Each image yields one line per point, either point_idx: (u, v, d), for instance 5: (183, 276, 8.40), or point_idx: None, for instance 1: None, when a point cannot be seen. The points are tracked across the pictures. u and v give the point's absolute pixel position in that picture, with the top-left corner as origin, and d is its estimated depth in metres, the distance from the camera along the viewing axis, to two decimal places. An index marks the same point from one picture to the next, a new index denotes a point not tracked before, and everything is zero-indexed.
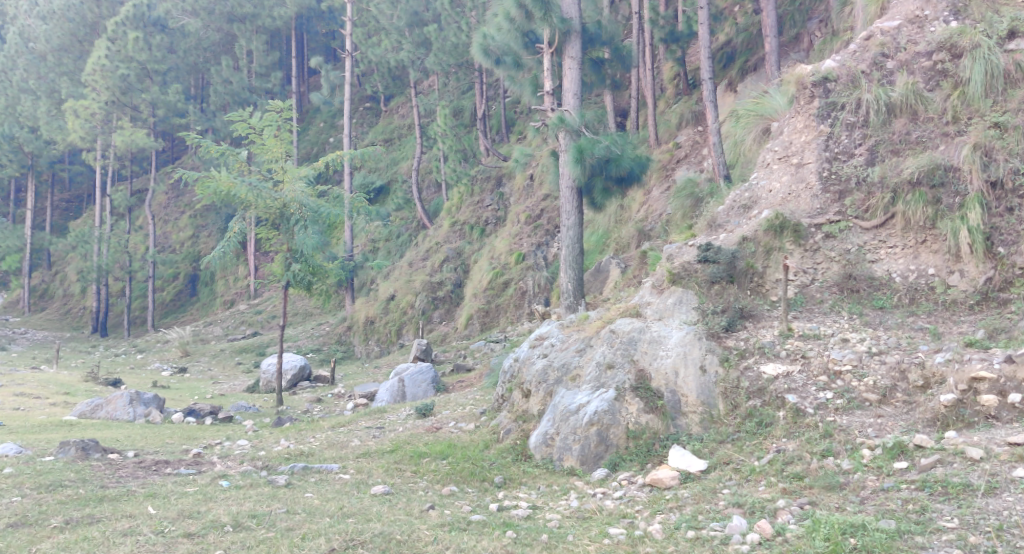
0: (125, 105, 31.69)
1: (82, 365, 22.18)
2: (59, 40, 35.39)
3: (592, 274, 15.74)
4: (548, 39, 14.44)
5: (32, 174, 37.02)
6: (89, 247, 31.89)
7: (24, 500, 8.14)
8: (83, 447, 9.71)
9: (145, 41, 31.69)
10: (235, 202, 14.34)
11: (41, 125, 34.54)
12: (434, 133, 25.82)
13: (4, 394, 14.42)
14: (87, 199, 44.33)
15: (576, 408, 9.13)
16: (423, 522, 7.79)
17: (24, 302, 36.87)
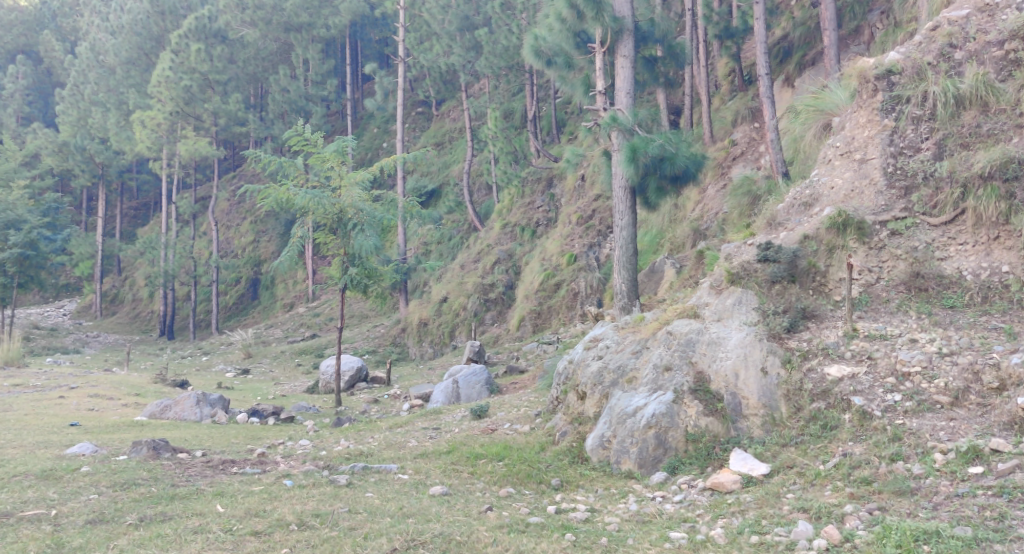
0: (189, 115, 32.55)
1: (151, 368, 22.76)
2: (127, 54, 36.37)
3: (646, 275, 15.61)
4: (600, 38, 14.36)
5: (103, 183, 38.12)
6: (155, 253, 32.75)
7: (100, 498, 8.35)
8: (154, 446, 9.90)
9: (206, 52, 32.44)
10: (295, 209, 14.54)
11: (111, 136, 35.65)
12: (485, 135, 25.93)
13: (79, 395, 14.84)
14: (153, 207, 45.61)
15: (633, 410, 9.02)
16: (481, 523, 7.77)
17: (96, 306, 37.97)
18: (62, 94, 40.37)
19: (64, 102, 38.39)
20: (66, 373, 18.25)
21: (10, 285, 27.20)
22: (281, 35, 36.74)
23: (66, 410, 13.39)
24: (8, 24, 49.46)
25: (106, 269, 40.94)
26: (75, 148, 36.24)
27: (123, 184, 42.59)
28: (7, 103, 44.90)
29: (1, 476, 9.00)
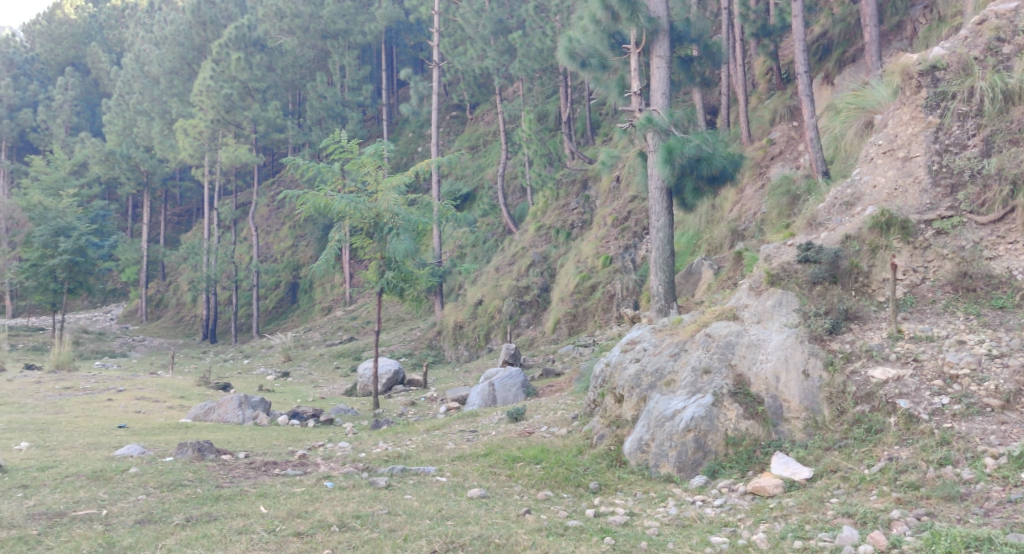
0: (230, 123, 32.85)
1: (194, 371, 23.07)
2: (170, 64, 36.70)
3: (683, 276, 15.47)
4: (635, 39, 14.33)
5: (148, 190, 38.86)
6: (198, 258, 33.26)
7: (148, 498, 8.46)
8: (198, 448, 10.02)
9: (246, 61, 32.82)
10: (333, 214, 14.69)
11: (155, 145, 36.36)
12: (519, 138, 25.93)
13: (126, 398, 15.09)
14: (195, 213, 46.34)
15: (672, 414, 8.96)
16: (520, 526, 7.75)
17: (141, 311, 38.63)
18: (108, 104, 41.22)
19: (110, 112, 39.18)
20: (113, 376, 18.56)
21: (59, 290, 27.82)
22: (318, 42, 37.24)
23: (113, 412, 13.62)
24: (58, 37, 50.50)
25: (150, 274, 41.68)
26: (121, 156, 37.16)
27: (167, 191, 43.35)
28: (56, 113, 45.97)
29: (52, 476, 9.17)
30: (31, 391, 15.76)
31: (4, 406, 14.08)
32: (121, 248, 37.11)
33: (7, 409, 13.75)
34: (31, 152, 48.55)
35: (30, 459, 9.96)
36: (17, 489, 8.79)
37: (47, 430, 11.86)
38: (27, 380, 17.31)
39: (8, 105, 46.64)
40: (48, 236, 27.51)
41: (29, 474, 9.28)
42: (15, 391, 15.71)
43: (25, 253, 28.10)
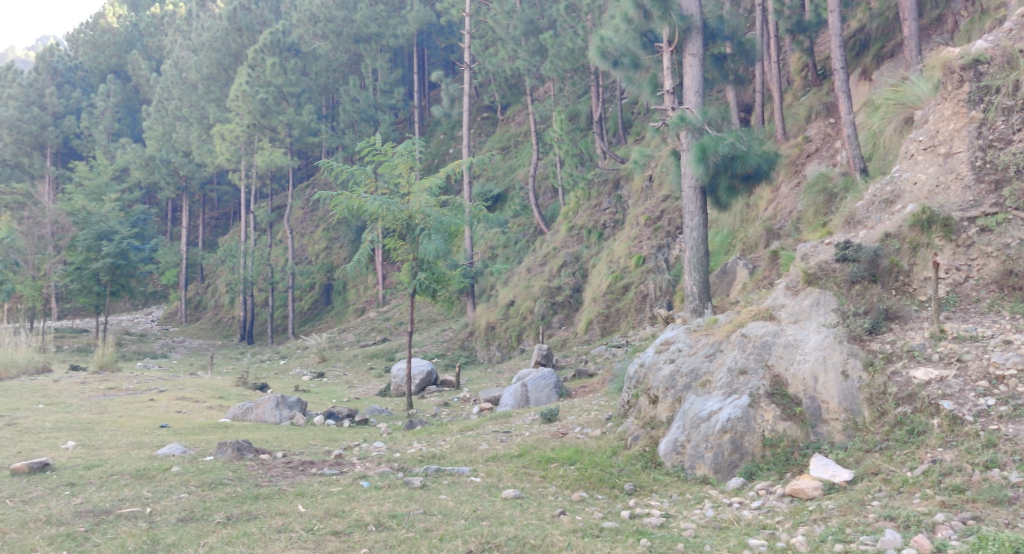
0: (266, 127, 33.24)
1: (233, 372, 23.32)
2: (207, 70, 37.14)
3: (718, 276, 15.32)
4: (667, 37, 14.24)
5: (187, 195, 39.51)
6: (235, 261, 33.69)
7: (190, 497, 8.54)
8: (238, 447, 10.09)
9: (281, 66, 33.16)
10: (366, 215, 14.80)
11: (193, 150, 37.01)
12: (551, 138, 25.90)
13: (167, 398, 15.30)
14: (232, 216, 46.89)
15: (708, 415, 8.90)
16: (555, 527, 7.72)
17: (181, 312, 39.18)
18: (148, 110, 41.82)
19: (150, 118, 39.84)
20: (155, 377, 18.83)
21: (103, 292, 28.47)
22: (351, 46, 37.43)
23: (156, 412, 13.81)
24: (101, 45, 52.29)
25: (189, 277, 42.28)
26: (161, 161, 37.81)
27: (206, 195, 43.98)
28: (98, 120, 46.41)
29: (97, 475, 9.30)
30: (76, 391, 16.05)
31: (50, 406, 14.34)
32: (160, 251, 37.68)
33: (54, 409, 14.01)
34: (74, 158, 49.25)
35: (76, 458, 10.12)
36: (64, 486, 8.93)
37: (91, 429, 12.05)
38: (72, 381, 17.64)
39: (52, 112, 47.27)
40: (91, 239, 28.00)
41: (75, 472, 9.43)
42: (61, 391, 16.01)
43: (70, 257, 28.67)
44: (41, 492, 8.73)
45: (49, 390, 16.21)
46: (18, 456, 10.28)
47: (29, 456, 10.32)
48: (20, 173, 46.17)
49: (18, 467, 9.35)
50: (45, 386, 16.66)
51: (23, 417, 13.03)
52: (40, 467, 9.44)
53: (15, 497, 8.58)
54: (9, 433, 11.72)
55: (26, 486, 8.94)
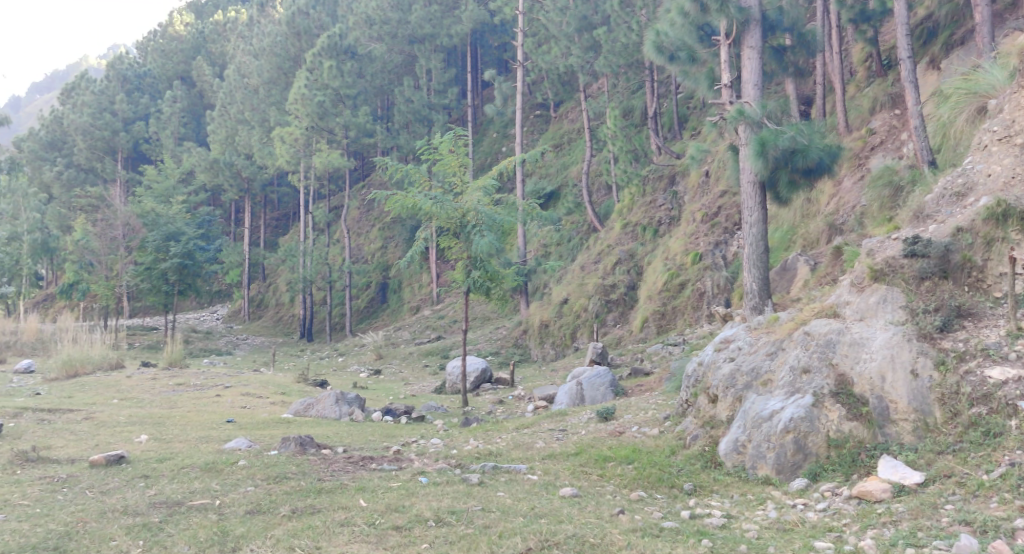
0: (323, 129, 33.71)
1: (294, 369, 23.67)
2: (268, 75, 37.72)
3: (778, 272, 15.03)
4: (725, 30, 14.06)
5: (248, 197, 40.35)
6: (294, 261, 34.22)
7: (256, 490, 8.66)
8: (300, 442, 10.22)
9: (339, 68, 33.58)
10: (420, 215, 14.88)
11: (255, 153, 37.81)
12: (604, 135, 25.75)
13: (232, 394, 15.58)
14: (291, 217, 47.65)
15: (769, 414, 8.75)
16: (614, 526, 7.64)
17: (243, 311, 39.97)
18: (212, 114, 42.73)
19: (214, 122, 40.72)
20: (220, 373, 19.21)
21: (170, 292, 29.21)
22: (406, 47, 37.72)
23: (221, 407, 14.08)
24: (169, 53, 53.92)
25: (251, 276, 43.17)
26: (224, 164, 38.69)
27: (267, 196, 44.78)
28: (166, 125, 47.51)
29: (169, 468, 9.50)
30: (147, 387, 16.47)
31: (123, 401, 14.72)
32: (222, 251, 38.52)
33: (126, 403, 14.38)
34: (143, 162, 50.62)
35: (149, 451, 10.37)
36: (138, 478, 9.15)
37: (162, 424, 12.33)
38: (144, 377, 18.09)
39: (123, 118, 48.68)
40: (160, 240, 28.81)
41: (148, 465, 9.65)
42: (133, 387, 16.44)
43: (139, 257, 29.47)
44: (117, 484, 8.95)
45: (122, 385, 16.66)
46: (95, 449, 10.56)
47: (104, 449, 10.59)
48: (94, 177, 48.81)
49: (95, 460, 9.61)
50: (118, 382, 17.13)
51: (98, 411, 13.40)
52: (116, 460, 9.68)
53: (92, 488, 8.81)
54: (85, 427, 12.06)
55: (102, 477, 9.18)
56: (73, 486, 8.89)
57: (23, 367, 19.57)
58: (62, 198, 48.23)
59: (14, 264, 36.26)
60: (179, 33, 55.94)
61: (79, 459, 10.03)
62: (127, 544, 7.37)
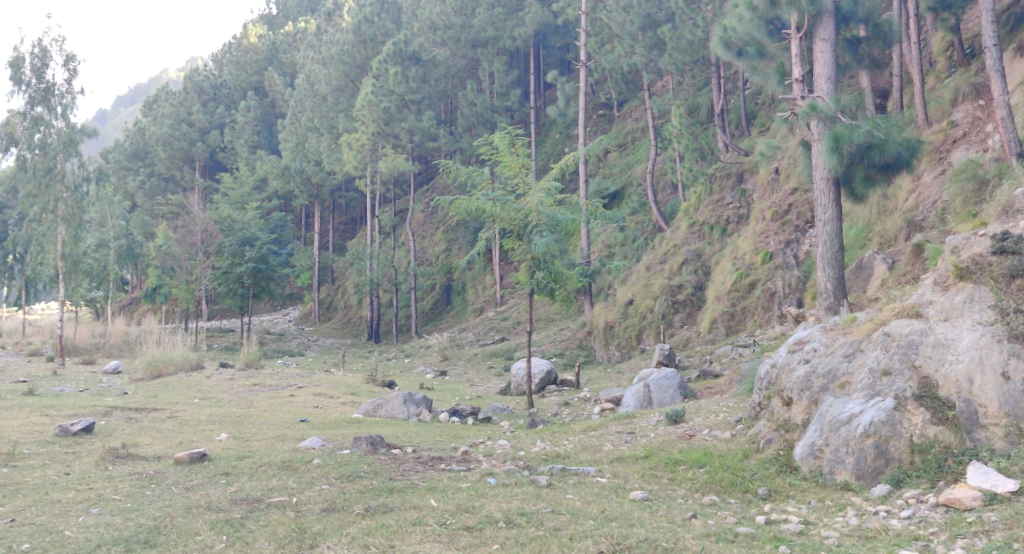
0: (388, 134, 34.16)
1: (363, 369, 23.96)
2: (336, 82, 38.52)
3: (853, 272, 14.63)
4: (796, 24, 13.68)
5: (318, 202, 41.07)
6: (362, 263, 34.69)
7: (331, 488, 8.73)
8: (372, 442, 10.28)
9: (403, 74, 33.86)
10: (483, 216, 14.91)
11: (323, 159, 38.41)
12: (670, 133, 25.46)
13: (305, 394, 15.83)
14: (359, 221, 48.36)
15: (848, 418, 8.47)
16: (687, 530, 7.48)
17: (314, 313, 40.72)
18: (283, 122, 43.52)
19: (285, 130, 41.53)
20: (295, 374, 19.52)
21: (246, 295, 29.89)
22: (469, 51, 37.86)
23: (296, 407, 14.30)
24: (244, 64, 55.19)
25: (320, 279, 43.93)
26: (295, 171, 39.53)
27: (335, 201, 45.50)
28: (240, 134, 48.58)
29: (247, 465, 9.66)
30: (225, 387, 16.84)
31: (204, 400, 15.09)
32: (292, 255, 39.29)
33: (206, 403, 14.73)
34: (219, 170, 51.95)
35: (229, 449, 10.54)
36: (220, 476, 9.32)
37: (241, 422, 12.56)
38: (223, 377, 18.53)
39: (199, 128, 50.04)
40: (236, 245, 29.62)
41: (228, 463, 9.82)
42: (212, 387, 16.83)
43: (217, 261, 30.34)
44: (200, 481, 9.13)
45: (202, 385, 17.08)
46: (180, 447, 10.81)
47: (188, 447, 10.82)
48: (174, 185, 50.42)
49: (180, 457, 9.84)
50: (198, 382, 17.57)
51: (181, 410, 13.77)
52: (199, 457, 9.89)
53: (177, 484, 9.01)
54: (170, 425, 12.37)
55: (187, 474, 9.38)
56: (160, 482, 9.11)
57: (112, 367, 20.20)
58: (144, 206, 50.00)
59: (101, 269, 37.60)
60: (253, 45, 57.30)
61: (165, 457, 10.26)
62: (211, 539, 7.50)
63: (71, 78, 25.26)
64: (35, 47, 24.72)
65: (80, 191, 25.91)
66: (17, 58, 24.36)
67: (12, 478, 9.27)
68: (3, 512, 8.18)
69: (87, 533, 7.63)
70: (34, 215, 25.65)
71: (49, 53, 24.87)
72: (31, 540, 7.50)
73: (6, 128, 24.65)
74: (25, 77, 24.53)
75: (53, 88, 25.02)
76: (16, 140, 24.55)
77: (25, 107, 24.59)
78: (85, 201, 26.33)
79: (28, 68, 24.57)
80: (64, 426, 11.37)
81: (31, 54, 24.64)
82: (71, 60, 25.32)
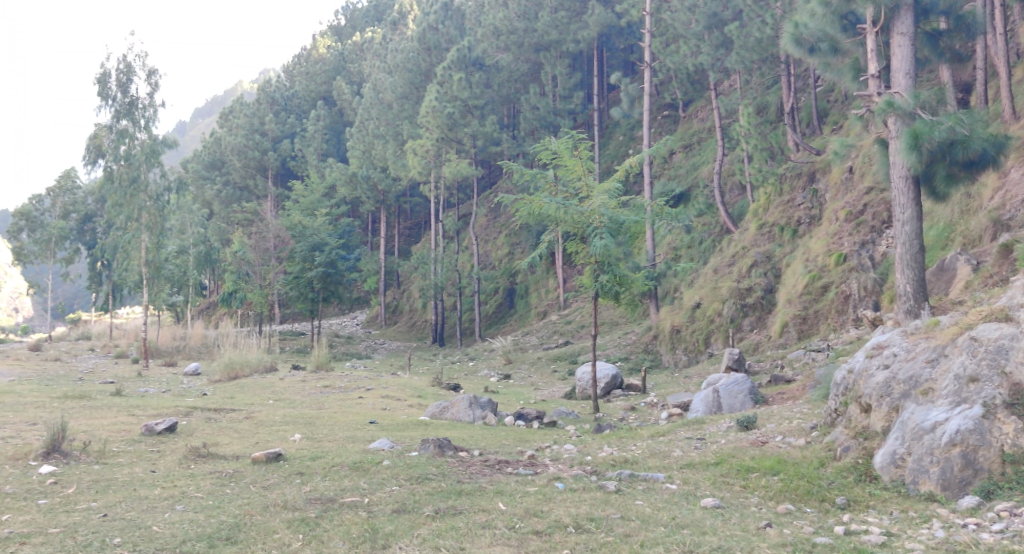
0: (452, 140, 34.49)
1: (429, 373, 24.11)
2: (401, 90, 38.98)
3: (934, 273, 14.13)
4: (872, 18, 13.26)
5: (384, 207, 41.57)
6: (426, 267, 34.97)
7: (401, 489, 8.75)
8: (439, 444, 10.26)
9: (468, 80, 34.01)
10: (547, 220, 14.86)
11: (389, 165, 38.79)
12: (737, 133, 24.99)
13: (374, 396, 15.96)
14: (424, 226, 48.80)
15: (932, 426, 8.12)
16: (762, 539, 7.28)
17: (380, 316, 41.19)
18: (350, 129, 44.13)
19: (352, 137, 42.11)
20: (363, 376, 19.76)
21: (316, 299, 30.44)
22: (532, 55, 37.79)
23: (364, 409, 14.43)
24: (314, 74, 56.30)
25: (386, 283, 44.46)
26: (362, 178, 40.14)
27: (400, 207, 45.97)
28: (309, 143, 49.47)
29: (321, 465, 9.75)
30: (298, 389, 17.11)
31: (278, 402, 15.37)
32: (360, 260, 39.88)
33: (281, 404, 14.97)
34: (290, 178, 53.10)
35: (303, 449, 10.67)
36: (295, 475, 9.42)
37: (313, 423, 12.74)
38: (296, 379, 18.84)
39: (272, 137, 51.27)
40: (306, 250, 30.22)
41: (302, 463, 9.93)
42: (286, 389, 17.12)
43: (288, 266, 30.97)
44: (276, 480, 9.24)
45: (277, 387, 17.40)
46: (257, 447, 10.98)
47: (264, 447, 10.97)
48: (248, 194, 51.71)
49: (256, 457, 9.98)
50: (273, 384, 17.90)
51: (257, 411, 14.03)
52: (275, 457, 10.02)
53: (255, 483, 9.15)
54: (246, 426, 12.61)
55: (263, 474, 9.50)
56: (239, 481, 9.24)
57: (192, 369, 20.80)
58: (220, 214, 51.50)
59: (181, 275, 38.81)
60: (323, 56, 58.42)
61: (243, 456, 10.42)
62: (289, 537, 7.58)
63: (154, 92, 26.05)
64: (120, 63, 25.56)
65: (162, 200, 26.73)
66: (104, 73, 25.22)
67: (103, 474, 9.53)
68: (95, 506, 8.40)
69: (173, 529, 7.78)
70: (120, 224, 26.58)
71: (133, 68, 25.69)
72: (122, 535, 7.68)
73: (94, 141, 25.61)
74: (112, 91, 25.41)
75: (137, 101, 25.83)
76: (103, 152, 25.47)
77: (112, 120, 25.46)
78: (167, 209, 27.15)
79: (114, 83, 25.43)
80: (149, 426, 11.66)
81: (117, 70, 25.48)
82: (153, 74, 26.12)
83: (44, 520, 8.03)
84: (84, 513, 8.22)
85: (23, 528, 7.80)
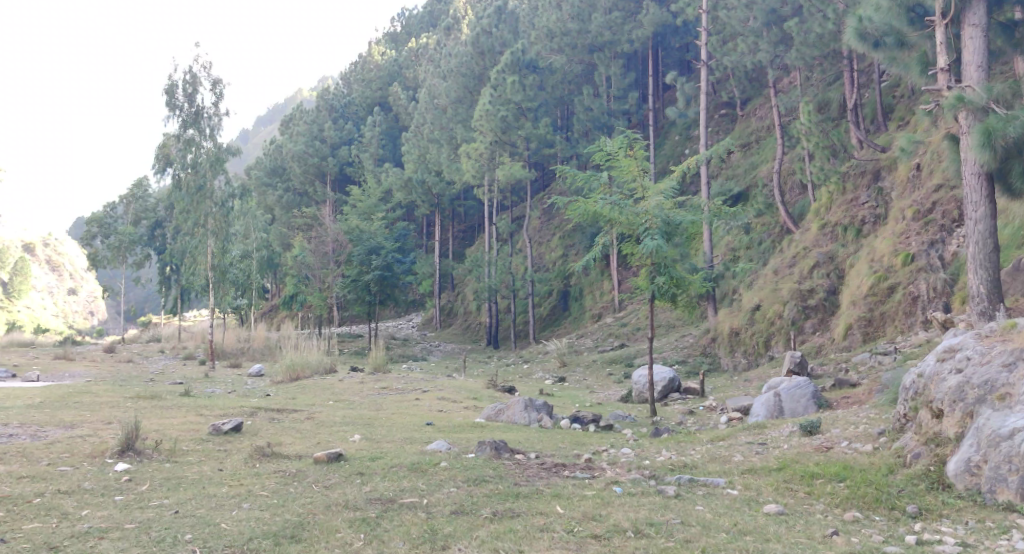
0: (506, 143, 34.46)
1: (486, 374, 24.14)
2: (455, 94, 39.00)
3: (1008, 274, 13.61)
4: (941, 10, 12.81)
5: (439, 210, 41.79)
6: (481, 269, 35.07)
7: (459, 491, 8.71)
8: (496, 446, 10.22)
9: (522, 82, 33.86)
10: (601, 221, 14.71)
11: (444, 168, 39.01)
12: (797, 131, 24.46)
13: (430, 398, 15.99)
14: (478, 228, 48.95)
15: (1009, 432, 7.76)
16: (830, 548, 7.06)
17: (436, 319, 41.40)
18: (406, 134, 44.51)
19: (408, 142, 42.42)
20: (421, 378, 19.81)
21: (373, 302, 30.74)
22: (586, 56, 37.63)
23: (421, 410, 14.48)
24: (369, 80, 56.94)
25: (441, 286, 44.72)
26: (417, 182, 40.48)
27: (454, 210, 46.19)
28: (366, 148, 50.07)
29: (381, 466, 9.79)
30: (357, 391, 17.24)
31: (337, 403, 15.51)
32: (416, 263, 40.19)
33: (339, 406, 15.10)
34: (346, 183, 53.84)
35: (362, 450, 10.73)
36: (355, 475, 9.47)
37: (371, 424, 12.83)
38: (355, 380, 19.02)
39: (330, 144, 52.03)
40: (363, 254, 30.59)
41: (362, 463, 9.98)
42: (345, 390, 17.27)
43: (346, 269, 31.36)
44: (337, 480, 9.29)
45: (336, 388, 17.57)
46: (318, 447, 11.08)
47: (325, 447, 11.07)
48: (307, 199, 52.55)
49: (318, 457, 10.05)
50: (333, 385, 18.09)
51: (317, 411, 14.18)
52: (335, 457, 10.08)
53: (318, 482, 9.20)
54: (307, 425, 12.76)
55: (324, 473, 9.57)
56: (301, 480, 9.32)
57: (255, 370, 21.22)
58: (280, 219, 52.44)
59: (244, 278, 39.60)
60: (379, 63, 59.11)
61: (305, 456, 10.52)
62: (350, 537, 7.59)
63: (219, 101, 26.60)
64: (186, 74, 26.18)
65: (227, 206, 27.28)
66: (171, 84, 25.86)
67: (173, 472, 9.68)
68: (167, 503, 8.54)
69: (240, 526, 7.87)
70: (186, 229, 27.20)
71: (199, 79, 26.28)
72: (193, 531, 7.78)
73: (162, 150, 26.31)
74: (179, 102, 26.05)
75: (203, 111, 26.40)
76: (170, 161, 26.16)
77: (179, 130, 26.10)
78: (231, 215, 27.68)
79: (181, 94, 26.06)
80: (216, 426, 11.84)
81: (184, 81, 26.10)
82: (218, 84, 26.68)
83: (120, 516, 8.19)
84: (157, 509, 8.36)
85: (101, 523, 7.96)
